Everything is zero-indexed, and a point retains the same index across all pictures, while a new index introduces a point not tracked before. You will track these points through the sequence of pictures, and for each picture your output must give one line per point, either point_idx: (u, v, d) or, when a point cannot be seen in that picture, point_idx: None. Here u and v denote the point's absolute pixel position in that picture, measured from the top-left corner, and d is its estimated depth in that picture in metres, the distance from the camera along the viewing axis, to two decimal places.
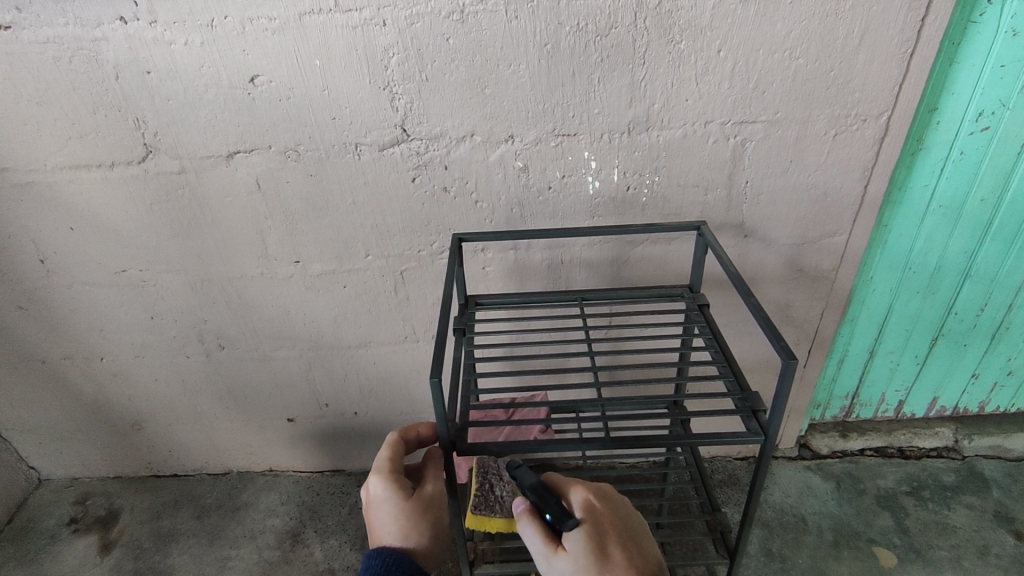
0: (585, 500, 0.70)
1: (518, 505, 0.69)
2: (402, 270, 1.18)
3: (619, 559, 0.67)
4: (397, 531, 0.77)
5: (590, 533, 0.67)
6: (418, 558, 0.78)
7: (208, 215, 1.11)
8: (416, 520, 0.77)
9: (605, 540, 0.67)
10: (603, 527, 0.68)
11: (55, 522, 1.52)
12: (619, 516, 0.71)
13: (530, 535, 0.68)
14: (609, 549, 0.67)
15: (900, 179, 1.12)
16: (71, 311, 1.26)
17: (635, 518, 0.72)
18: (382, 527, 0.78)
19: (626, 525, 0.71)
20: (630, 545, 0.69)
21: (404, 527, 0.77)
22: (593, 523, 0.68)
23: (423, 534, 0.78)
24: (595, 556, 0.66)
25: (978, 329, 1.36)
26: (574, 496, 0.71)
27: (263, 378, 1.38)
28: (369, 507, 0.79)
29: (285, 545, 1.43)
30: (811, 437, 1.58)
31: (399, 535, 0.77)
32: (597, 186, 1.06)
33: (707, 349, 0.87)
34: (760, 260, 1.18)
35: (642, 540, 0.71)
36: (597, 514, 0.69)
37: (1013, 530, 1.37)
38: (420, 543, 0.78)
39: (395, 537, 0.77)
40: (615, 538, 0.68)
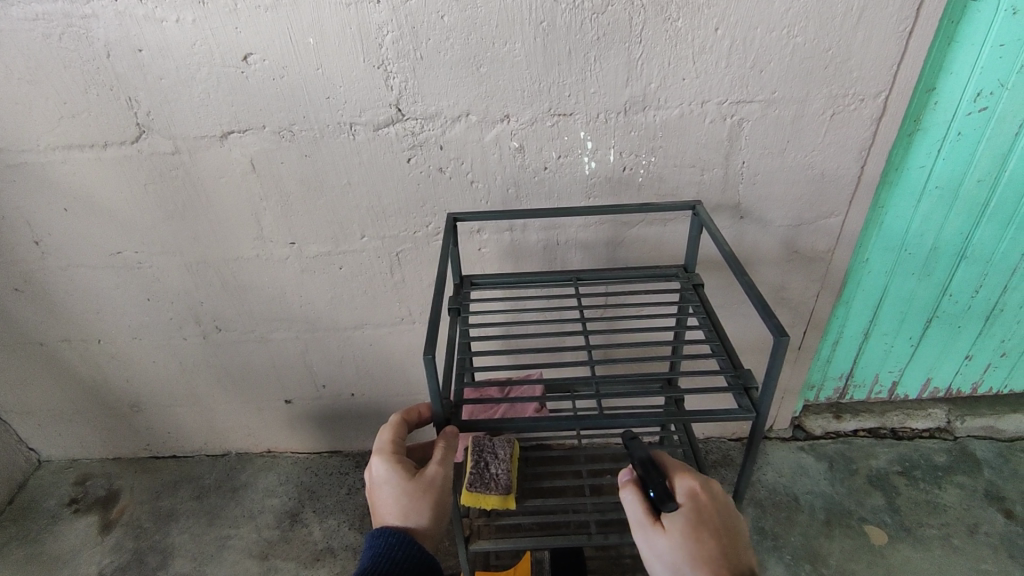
0: (691, 489, 0.69)
1: (625, 475, 0.73)
2: (398, 251, 1.18)
3: (712, 554, 0.65)
4: (396, 510, 0.74)
5: (687, 519, 0.67)
6: (420, 539, 0.74)
7: (202, 196, 1.11)
8: (416, 499, 0.74)
9: (701, 531, 0.66)
10: (703, 517, 0.67)
11: (56, 503, 1.53)
12: (724, 512, 0.68)
13: (631, 507, 0.71)
14: (702, 540, 0.66)
15: (897, 159, 1.12)
16: (67, 293, 1.26)
17: (741, 521, 0.68)
18: (383, 506, 0.76)
19: (728, 526, 0.68)
20: (728, 544, 0.67)
21: (403, 506, 0.74)
22: (691, 511, 0.68)
23: (423, 513, 0.74)
24: (688, 542, 0.66)
25: (973, 310, 1.37)
26: (681, 481, 0.71)
27: (259, 360, 1.38)
28: (372, 489, 0.78)
29: (284, 524, 1.44)
30: (803, 418, 1.59)
31: (398, 514, 0.74)
32: (593, 166, 1.06)
33: (700, 327, 0.87)
34: (756, 241, 1.18)
35: (746, 544, 0.68)
36: (698, 504, 0.68)
37: (1003, 509, 1.39)
38: (420, 523, 0.74)
39: (395, 516, 0.75)
40: (712, 533, 0.66)
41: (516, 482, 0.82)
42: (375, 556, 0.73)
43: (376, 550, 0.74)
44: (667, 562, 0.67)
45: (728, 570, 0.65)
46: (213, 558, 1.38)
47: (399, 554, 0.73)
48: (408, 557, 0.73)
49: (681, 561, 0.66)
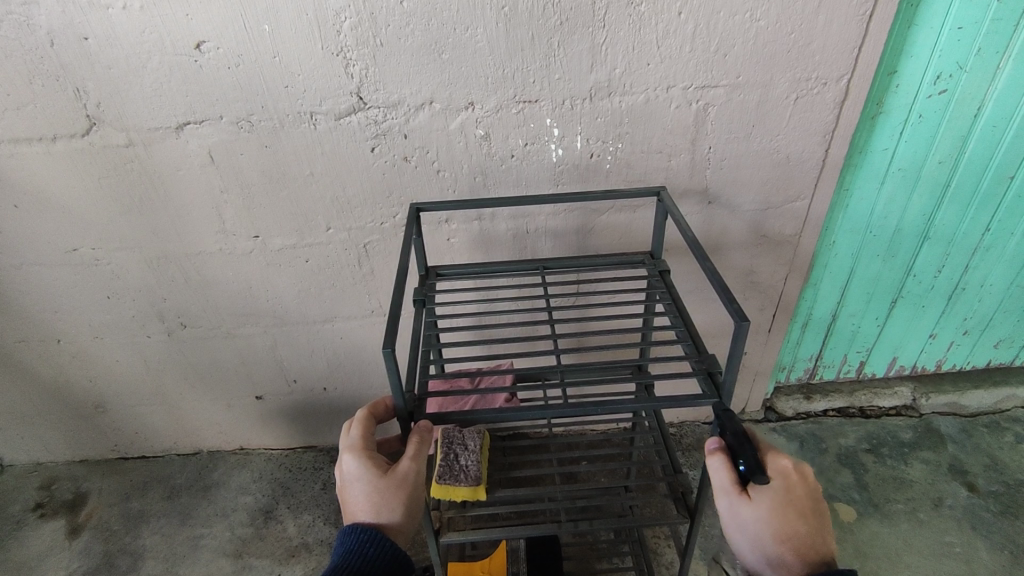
0: (786, 470, 0.66)
1: (714, 441, 0.70)
2: (365, 243, 1.16)
3: (797, 534, 0.64)
4: (369, 507, 0.73)
5: (778, 497, 0.65)
6: (392, 535, 0.74)
7: (160, 189, 1.07)
8: (388, 495, 0.73)
9: (792, 511, 0.64)
10: (795, 498, 0.65)
11: (21, 508, 1.49)
12: (815, 497, 0.66)
13: (717, 472, 0.69)
14: (790, 519, 0.64)
15: (861, 142, 1.13)
16: (22, 293, 1.22)
17: (828, 508, 0.66)
18: (355, 503, 0.74)
19: (817, 507, 0.66)
20: (814, 528, 0.65)
21: (375, 502, 0.73)
22: (784, 490, 0.65)
23: (396, 509, 0.73)
24: (776, 518, 0.64)
25: (937, 290, 1.40)
26: (774, 460, 0.68)
27: (227, 356, 1.36)
28: (343, 486, 0.77)
29: (258, 522, 1.42)
30: (775, 400, 1.62)
31: (371, 511, 0.73)
32: (560, 154, 1.05)
33: (666, 314, 0.87)
34: (724, 226, 1.18)
35: (831, 529, 0.66)
36: (792, 488, 0.65)
37: (966, 482, 1.43)
38: (393, 520, 0.73)
39: (367, 512, 0.73)
40: (802, 517, 0.65)
41: (485, 474, 0.82)
42: (347, 553, 0.72)
43: (348, 547, 0.73)
44: (749, 531, 0.66)
45: (810, 549, 0.64)
46: (185, 558, 1.36)
47: (371, 550, 0.72)
48: (381, 554, 0.72)
49: (765, 533, 0.65)
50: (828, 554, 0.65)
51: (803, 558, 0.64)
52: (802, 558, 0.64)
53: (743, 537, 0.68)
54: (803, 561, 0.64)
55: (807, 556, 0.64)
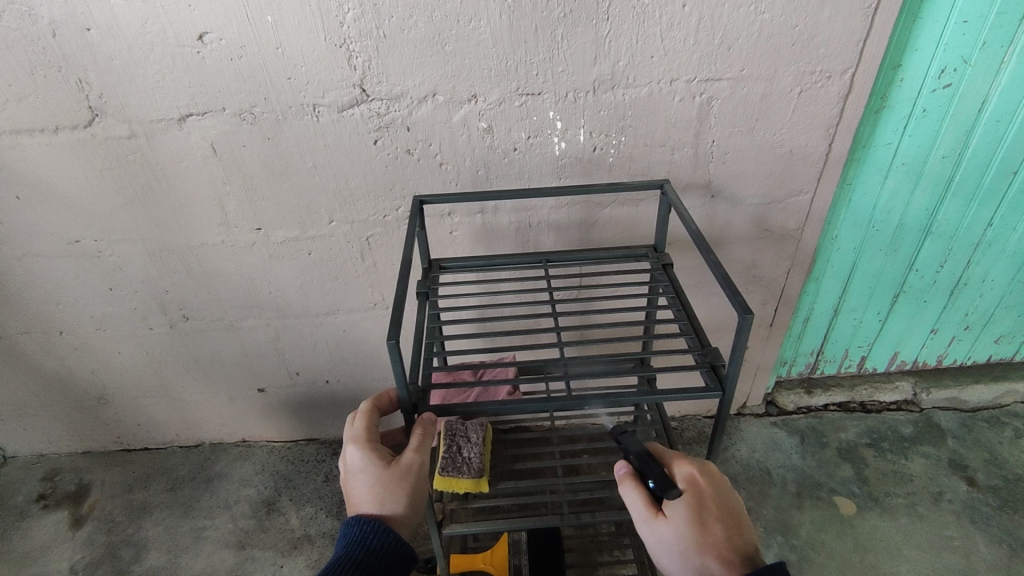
0: (692, 479, 0.70)
1: (623, 469, 0.74)
2: (368, 236, 1.16)
3: (717, 540, 0.66)
4: (372, 498, 0.74)
5: (691, 505, 0.68)
6: (396, 527, 0.73)
7: (162, 181, 1.07)
8: (391, 486, 0.74)
9: (706, 517, 0.67)
10: (706, 501, 0.68)
11: (24, 499, 1.50)
12: (722, 495, 0.70)
13: (632, 499, 0.72)
14: (707, 525, 0.67)
15: (864, 137, 1.13)
16: (24, 284, 1.22)
17: (739, 501, 0.70)
18: (358, 495, 0.75)
19: (730, 508, 0.69)
20: (731, 526, 0.68)
21: (379, 493, 0.74)
22: (695, 496, 0.69)
23: (399, 500, 0.74)
24: (695, 527, 0.67)
25: (938, 285, 1.40)
26: (680, 469, 0.72)
27: (230, 348, 1.36)
28: (347, 478, 0.77)
29: (260, 514, 1.43)
30: (776, 394, 1.62)
31: (373, 502, 0.74)
32: (563, 147, 1.05)
33: (670, 307, 0.86)
34: (727, 220, 1.18)
35: (748, 530, 0.69)
36: (700, 490, 0.69)
37: (966, 477, 1.44)
38: (396, 511, 0.73)
39: (370, 503, 0.74)
40: (717, 518, 0.67)
41: (488, 465, 0.82)
42: (349, 544, 0.73)
43: (350, 538, 0.73)
44: (672, 548, 0.68)
45: (732, 552, 0.66)
46: (189, 549, 1.36)
47: (373, 541, 0.72)
48: (382, 545, 0.72)
49: (687, 545, 0.67)
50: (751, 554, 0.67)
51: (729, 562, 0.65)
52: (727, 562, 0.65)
53: (669, 556, 0.68)
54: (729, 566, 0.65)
55: (732, 559, 0.65)
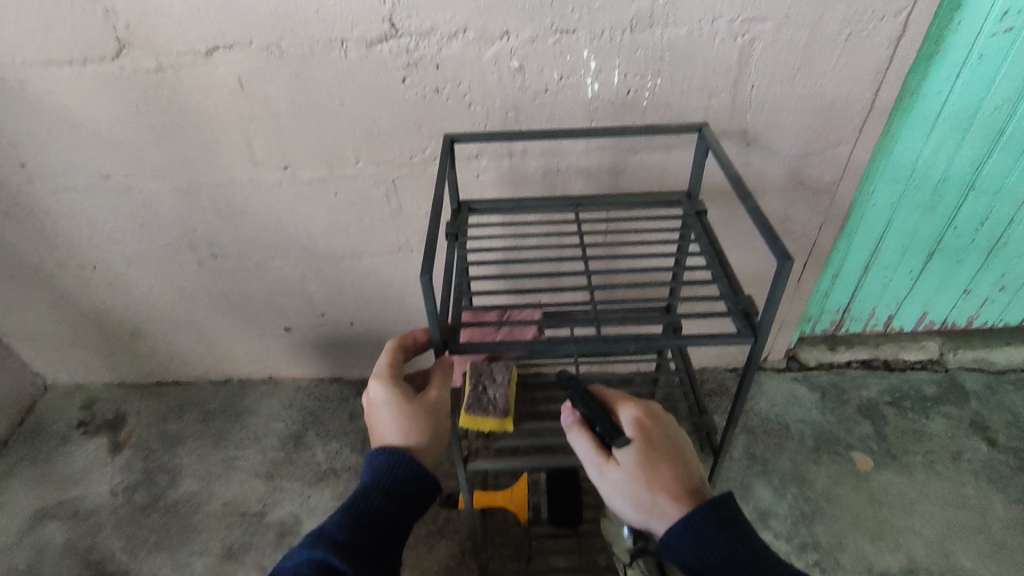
0: (636, 421, 0.74)
1: (573, 417, 0.76)
2: (395, 177, 1.15)
3: (663, 477, 0.70)
4: (398, 429, 0.75)
5: (637, 449, 0.71)
6: (421, 457, 0.75)
7: (190, 117, 1.07)
8: (416, 418, 0.76)
9: (652, 457, 0.71)
10: (651, 443, 0.72)
11: (65, 425, 1.57)
12: (666, 434, 0.74)
13: (581, 445, 0.75)
14: (654, 465, 0.71)
15: (913, 85, 1.07)
16: (59, 218, 1.24)
17: (682, 438, 0.74)
18: (384, 427, 0.76)
19: (673, 445, 0.73)
20: (676, 461, 0.72)
21: (404, 425, 0.75)
22: (641, 437, 0.72)
23: (424, 432, 0.76)
24: (643, 469, 0.70)
25: (976, 245, 1.36)
26: (625, 414, 0.75)
27: (257, 287, 1.38)
28: (371, 411, 0.79)
29: (288, 447, 1.48)
30: (799, 349, 1.61)
31: (399, 433, 0.76)
32: (596, 88, 1.01)
33: (702, 255, 0.85)
34: (763, 169, 1.14)
35: (692, 463, 0.73)
36: (645, 431, 0.73)
37: (987, 437, 1.43)
38: (421, 443, 0.76)
39: (396, 434, 0.76)
40: (662, 455, 0.72)
41: (513, 406, 0.84)
42: (377, 477, 0.75)
43: (377, 471, 0.75)
44: (624, 490, 0.71)
45: (680, 487, 0.70)
46: (221, 478, 1.43)
47: (399, 471, 0.74)
48: (409, 475, 0.74)
49: (638, 485, 0.70)
50: (695, 486, 0.71)
51: (677, 498, 0.70)
52: (675, 498, 0.69)
53: (619, 497, 0.72)
54: (677, 500, 0.69)
55: (680, 494, 0.70)
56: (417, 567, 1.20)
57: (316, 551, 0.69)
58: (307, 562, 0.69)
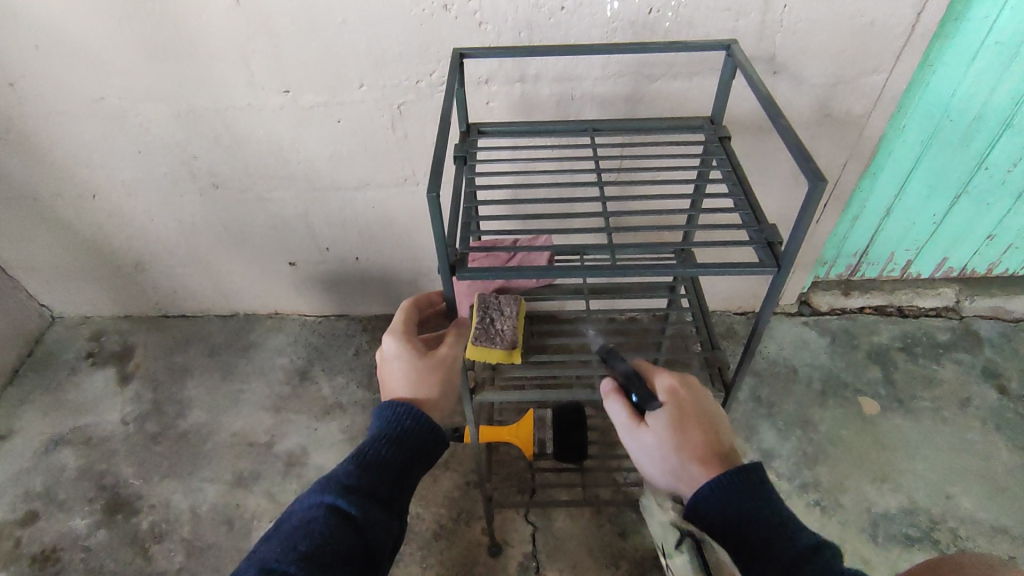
0: (671, 388, 0.72)
1: (608, 385, 0.75)
2: (400, 103, 1.09)
3: (696, 445, 0.69)
4: (407, 382, 0.77)
5: (669, 415, 0.70)
6: (430, 411, 0.76)
7: (184, 33, 1.01)
8: (427, 373, 0.77)
9: (685, 425, 0.69)
10: (684, 411, 0.70)
11: (73, 355, 1.58)
12: (702, 403, 0.71)
13: (614, 410, 0.74)
14: (687, 433, 0.69)
15: (958, 8, 1.00)
16: (54, 143, 1.20)
17: (720, 409, 0.72)
18: (395, 381, 0.78)
19: (709, 414, 0.71)
20: (710, 431, 0.70)
21: (416, 378, 0.77)
22: (674, 403, 0.71)
23: (433, 387, 0.77)
24: (675, 435, 0.69)
25: (1006, 188, 1.30)
26: (660, 381, 0.73)
27: (260, 220, 1.35)
28: (382, 365, 0.80)
29: (294, 381, 1.49)
30: (811, 294, 1.58)
31: (408, 386, 0.77)
32: (616, 7, 0.94)
33: (724, 183, 0.81)
34: (789, 100, 1.08)
35: (728, 435, 0.71)
36: (680, 398, 0.71)
37: (998, 384, 1.42)
38: (429, 397, 0.77)
39: (405, 387, 0.77)
40: (694, 422, 0.70)
41: (521, 338, 0.82)
42: (385, 426, 0.75)
43: (385, 421, 0.75)
44: (655, 455, 0.70)
45: (713, 456, 0.68)
46: (229, 409, 1.44)
47: (408, 421, 0.74)
48: (417, 425, 0.74)
49: (667, 450, 0.69)
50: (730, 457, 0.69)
51: (708, 467, 0.68)
52: (707, 466, 0.68)
53: (651, 463, 0.71)
54: (708, 468, 0.68)
55: (712, 463, 0.68)
56: (423, 498, 1.22)
57: (326, 496, 0.68)
58: (317, 506, 0.67)
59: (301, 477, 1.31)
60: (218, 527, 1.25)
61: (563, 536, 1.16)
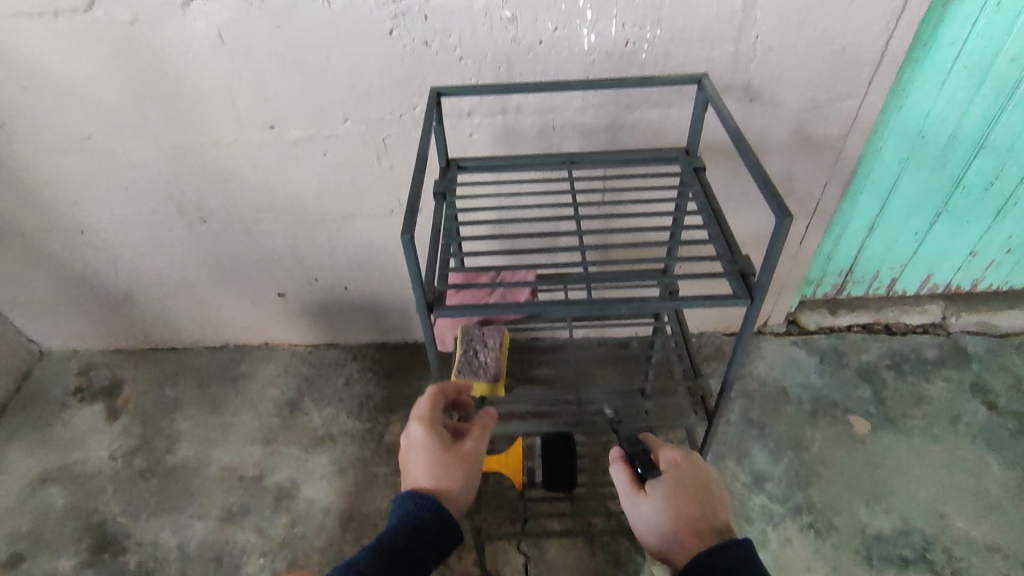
0: (673, 461, 0.76)
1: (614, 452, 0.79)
2: (384, 136, 1.11)
3: (691, 514, 0.71)
4: (431, 475, 0.74)
5: (669, 484, 0.73)
6: (450, 505, 0.74)
7: (170, 72, 1.02)
8: (449, 465, 0.74)
9: (683, 495, 0.72)
10: (683, 482, 0.73)
11: (61, 391, 1.57)
12: (703, 478, 0.74)
13: (619, 476, 0.77)
14: (683, 503, 0.71)
15: (925, 34, 1.03)
16: (42, 181, 1.21)
17: (718, 485, 0.74)
18: (417, 470, 0.75)
19: (709, 489, 0.73)
20: (707, 504, 0.72)
21: (436, 468, 0.74)
22: (674, 476, 0.74)
23: (457, 482, 0.74)
24: (671, 503, 0.71)
25: (985, 205, 1.32)
26: (664, 454, 0.77)
27: (249, 251, 1.36)
28: (405, 452, 0.77)
29: (284, 412, 1.48)
30: (799, 313, 1.59)
31: (431, 479, 0.74)
32: (593, 40, 0.96)
33: (699, 213, 0.82)
34: (766, 126, 1.10)
35: (724, 511, 0.73)
36: (680, 471, 0.74)
37: (987, 401, 1.42)
38: (451, 492, 0.74)
39: (428, 479, 0.74)
40: (692, 497, 0.72)
41: (503, 369, 0.87)
42: (405, 514, 0.72)
43: (405, 511, 0.72)
44: (652, 521, 0.72)
45: (706, 529, 0.70)
46: (218, 443, 1.43)
47: (427, 514, 0.71)
48: (436, 519, 0.71)
49: (664, 519, 0.71)
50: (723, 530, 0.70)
51: (701, 537, 0.69)
52: (699, 536, 0.69)
53: (647, 531, 0.73)
54: (700, 539, 0.69)
55: (705, 534, 0.69)
56: None
57: None
58: None
59: (291, 510, 1.30)
60: (207, 564, 1.23)
61: (556, 566, 1.15)
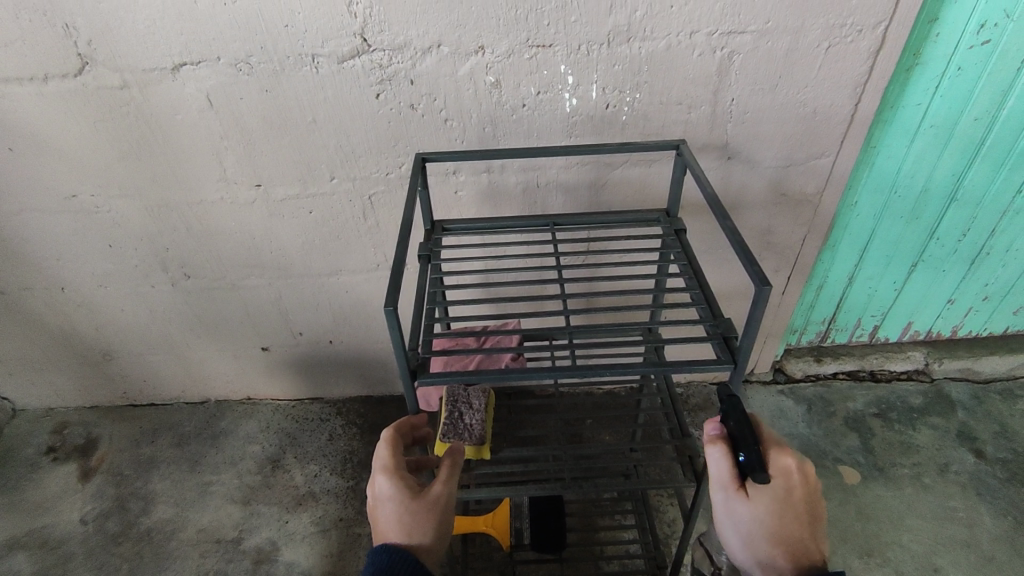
0: (787, 470, 0.63)
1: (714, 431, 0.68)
2: (370, 194, 1.12)
3: (789, 536, 0.63)
4: (400, 528, 0.69)
5: (775, 498, 0.63)
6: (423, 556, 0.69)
7: (157, 134, 1.04)
8: (421, 516, 0.69)
9: (788, 514, 0.63)
10: (791, 499, 0.63)
11: (33, 451, 1.52)
12: (814, 497, 0.64)
13: (715, 463, 0.68)
14: (784, 522, 0.63)
15: (892, 96, 1.07)
16: (23, 239, 1.20)
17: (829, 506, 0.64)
18: (386, 524, 0.70)
19: (817, 509, 0.64)
20: (809, 528, 0.63)
21: (407, 522, 0.69)
22: (784, 489, 0.63)
23: (427, 531, 0.69)
24: (772, 518, 0.64)
25: (959, 255, 1.35)
26: (777, 457, 0.65)
27: (232, 306, 1.34)
28: (373, 506, 0.72)
29: (265, 470, 1.44)
30: (785, 361, 1.59)
31: (401, 532, 0.69)
32: (574, 104, 1.00)
33: (681, 275, 0.83)
34: (744, 183, 1.13)
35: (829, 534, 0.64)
36: (791, 486, 0.63)
37: (974, 448, 1.42)
38: (424, 543, 0.69)
39: (397, 534, 0.69)
40: (795, 518, 0.63)
41: (489, 431, 0.87)
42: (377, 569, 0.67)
43: (378, 565, 0.67)
44: (742, 526, 0.66)
45: (802, 556, 0.63)
46: (195, 504, 1.38)
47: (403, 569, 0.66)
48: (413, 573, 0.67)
49: (759, 534, 0.64)
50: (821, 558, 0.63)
51: (794, 562, 0.63)
52: (793, 562, 0.63)
53: (735, 530, 0.67)
54: (794, 565, 0.63)
55: (799, 563, 0.62)
56: None
57: None
58: None
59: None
60: None
61: None
